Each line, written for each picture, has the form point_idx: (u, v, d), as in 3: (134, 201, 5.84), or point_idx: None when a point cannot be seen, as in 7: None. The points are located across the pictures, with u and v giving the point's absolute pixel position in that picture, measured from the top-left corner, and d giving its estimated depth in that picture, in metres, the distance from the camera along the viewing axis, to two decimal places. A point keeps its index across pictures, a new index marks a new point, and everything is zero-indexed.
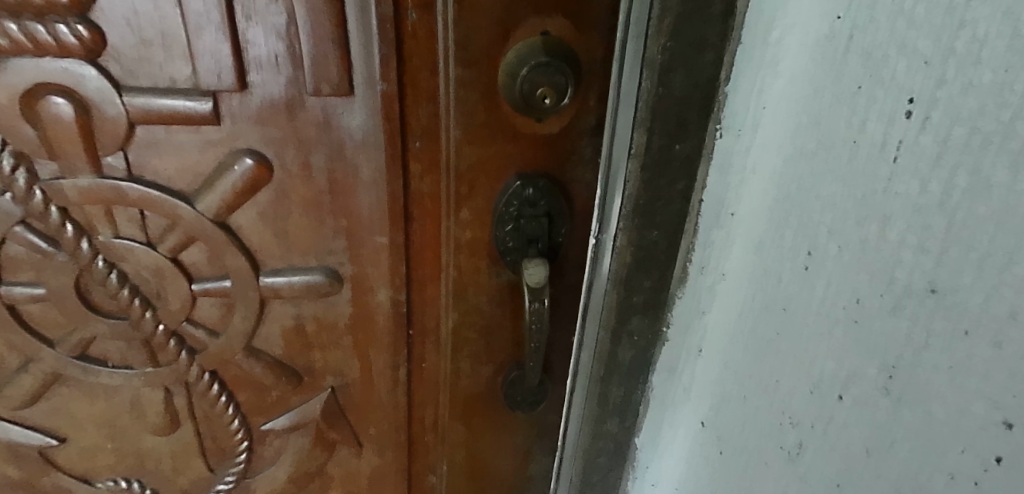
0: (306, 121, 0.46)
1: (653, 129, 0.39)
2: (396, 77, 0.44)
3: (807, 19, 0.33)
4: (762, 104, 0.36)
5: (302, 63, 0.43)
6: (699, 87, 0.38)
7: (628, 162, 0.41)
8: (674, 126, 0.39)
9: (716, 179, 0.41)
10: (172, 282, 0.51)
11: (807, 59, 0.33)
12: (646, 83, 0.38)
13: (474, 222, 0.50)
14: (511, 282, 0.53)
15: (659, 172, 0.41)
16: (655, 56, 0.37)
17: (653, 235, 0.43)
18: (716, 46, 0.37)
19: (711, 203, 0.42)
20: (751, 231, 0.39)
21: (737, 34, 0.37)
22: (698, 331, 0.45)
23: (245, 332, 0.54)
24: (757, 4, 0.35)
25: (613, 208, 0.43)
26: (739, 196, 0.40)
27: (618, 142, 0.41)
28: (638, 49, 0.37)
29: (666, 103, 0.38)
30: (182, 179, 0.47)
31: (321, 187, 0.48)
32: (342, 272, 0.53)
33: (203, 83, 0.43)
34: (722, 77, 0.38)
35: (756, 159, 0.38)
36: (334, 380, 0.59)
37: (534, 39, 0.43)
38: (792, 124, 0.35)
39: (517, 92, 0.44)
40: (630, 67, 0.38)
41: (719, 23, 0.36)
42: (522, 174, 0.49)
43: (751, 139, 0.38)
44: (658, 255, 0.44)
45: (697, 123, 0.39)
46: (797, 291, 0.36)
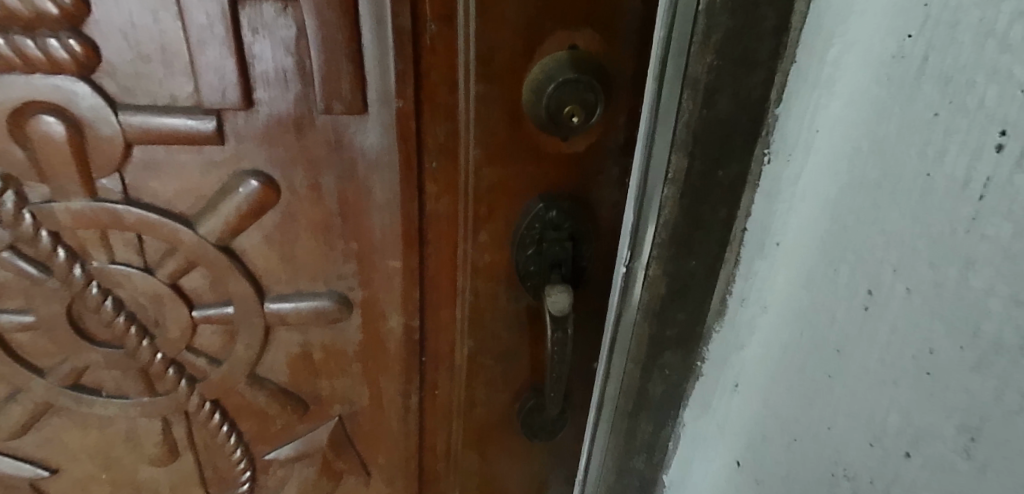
0: (316, 140, 0.43)
1: (694, 153, 0.36)
2: (413, 93, 0.41)
3: (870, 37, 0.30)
4: (815, 127, 0.34)
5: (312, 79, 0.40)
6: (746, 109, 0.35)
7: (664, 189, 0.38)
8: (717, 150, 0.36)
9: (762, 206, 0.38)
10: (171, 308, 0.48)
11: (869, 81, 0.30)
12: (689, 104, 0.35)
13: (493, 244, 0.47)
14: (531, 307, 0.50)
15: (699, 199, 0.38)
16: (699, 75, 0.34)
17: (689, 265, 0.40)
18: (767, 65, 0.34)
19: (755, 232, 0.38)
20: (798, 263, 0.36)
21: (791, 52, 0.33)
22: (734, 367, 0.42)
23: (249, 360, 0.51)
24: (815, 18, 0.32)
25: (645, 238, 0.40)
26: (786, 225, 0.37)
27: (654, 166, 0.38)
28: (679, 67, 0.34)
29: (709, 125, 0.35)
30: (183, 201, 0.44)
31: (331, 209, 0.45)
32: (353, 297, 0.50)
33: (206, 101, 0.40)
34: (772, 97, 0.35)
35: (807, 187, 0.35)
36: (342, 408, 0.56)
37: (561, 53, 0.40)
38: (851, 150, 0.32)
39: (542, 110, 0.41)
40: (669, 87, 0.35)
41: (772, 39, 0.33)
42: (544, 196, 0.46)
43: (802, 166, 0.35)
44: (694, 286, 0.41)
45: (742, 148, 0.36)
46: (855, 334, 0.33)
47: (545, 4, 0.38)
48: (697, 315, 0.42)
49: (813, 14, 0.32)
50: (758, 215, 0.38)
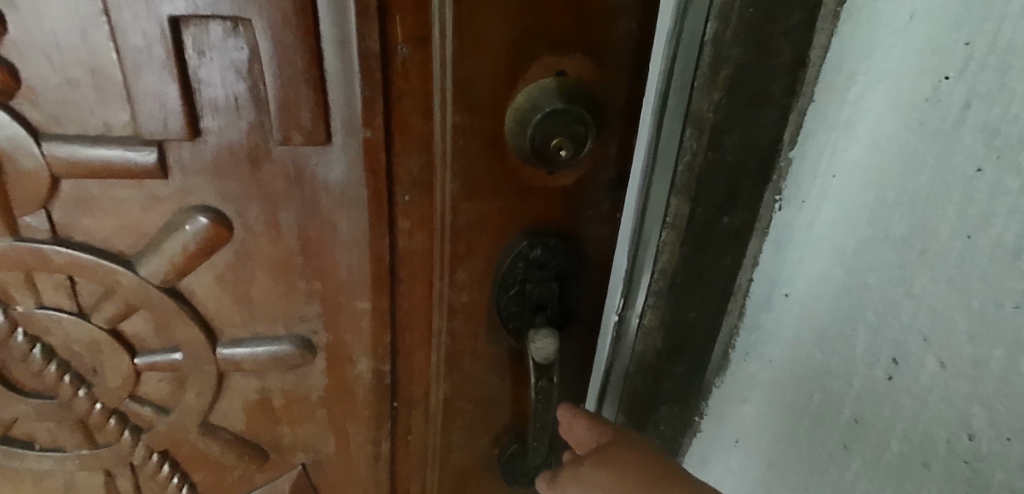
0: (273, 173, 0.38)
1: (697, 199, 0.37)
2: (383, 122, 0.37)
3: (896, 76, 0.29)
4: (832, 172, 0.33)
5: (268, 107, 0.35)
6: (757, 151, 0.34)
7: (662, 231, 0.41)
8: (724, 192, 0.36)
9: (771, 256, 0.36)
10: (110, 355, 0.43)
11: (899, 125, 0.29)
12: (693, 145, 0.36)
13: (472, 284, 0.43)
14: (513, 349, 0.46)
15: (701, 246, 0.38)
16: (705, 111, 0.35)
17: (690, 306, 0.40)
18: (780, 104, 0.32)
19: (762, 282, 0.37)
20: (813, 315, 0.35)
21: (809, 89, 0.32)
22: (733, 421, 0.42)
23: (201, 410, 0.46)
24: (838, 53, 0.30)
25: (641, 285, 0.43)
26: (797, 276, 0.36)
27: (651, 211, 0.41)
28: (681, 102, 0.37)
29: (718, 167, 0.36)
30: (120, 239, 0.39)
31: (292, 247, 0.41)
32: (317, 340, 0.45)
33: (144, 131, 0.35)
34: (787, 139, 0.33)
35: (820, 237, 0.34)
36: (306, 457, 0.51)
37: (547, 80, 0.36)
38: (866, 199, 0.31)
39: (527, 142, 0.36)
40: (670, 122, 0.38)
41: (788, 74, 0.32)
42: (529, 232, 0.41)
43: (815, 215, 0.34)
44: (696, 333, 0.40)
45: (750, 193, 0.35)
46: (874, 396, 0.32)
47: (531, 26, 0.34)
48: (700, 361, 0.41)
49: (836, 47, 0.30)
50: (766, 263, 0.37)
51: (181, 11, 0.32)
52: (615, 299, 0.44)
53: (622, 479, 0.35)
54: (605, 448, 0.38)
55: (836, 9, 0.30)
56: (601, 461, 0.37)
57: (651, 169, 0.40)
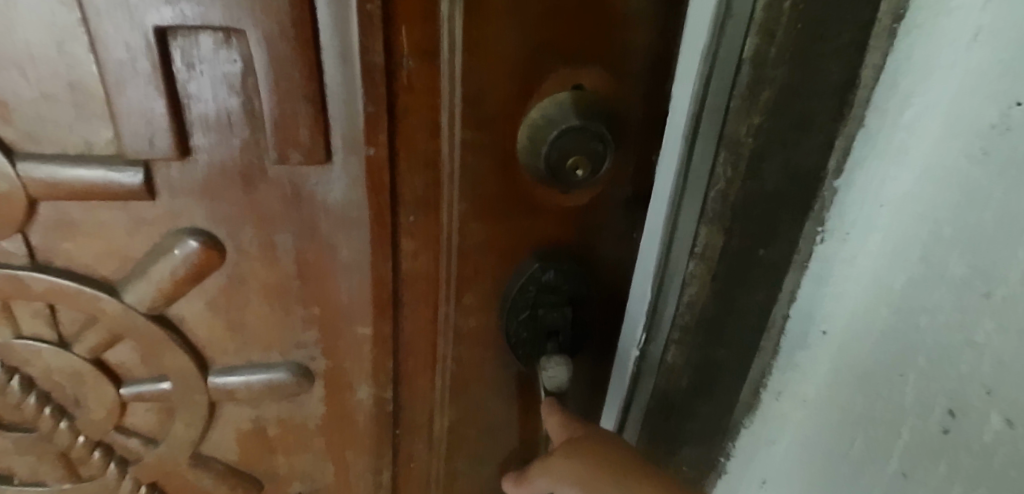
0: (269, 193, 0.35)
1: (731, 231, 0.34)
2: (386, 139, 0.34)
3: (963, 90, 0.25)
4: (881, 201, 0.29)
5: (263, 123, 0.33)
6: (798, 178, 0.31)
7: (689, 262, 0.37)
8: (758, 224, 0.33)
9: (810, 290, 0.33)
10: (94, 386, 0.40)
11: (957, 152, 0.26)
12: (729, 170, 0.33)
13: (479, 308, 0.40)
14: (522, 376, 0.44)
15: (734, 280, 0.36)
16: (741, 136, 0.32)
17: (717, 343, 0.38)
18: (828, 128, 0.29)
19: (799, 318, 0.34)
20: (852, 356, 0.33)
21: (859, 112, 0.28)
22: (763, 462, 0.39)
23: (191, 441, 0.44)
24: (896, 69, 0.27)
25: (666, 315, 0.39)
26: (836, 315, 0.33)
27: (677, 241, 0.37)
28: (714, 124, 0.33)
29: (753, 196, 0.33)
30: (104, 264, 0.36)
31: (288, 270, 0.38)
32: (314, 368, 0.43)
33: (128, 150, 0.32)
34: (832, 166, 0.29)
35: (865, 269, 0.31)
36: (302, 486, 0.49)
37: (562, 94, 0.33)
38: (907, 231, 0.29)
39: (541, 161, 0.34)
40: (702, 145, 0.34)
41: (835, 96, 0.28)
42: (540, 254, 0.39)
43: (863, 246, 0.31)
44: (725, 370, 0.38)
45: (784, 229, 0.32)
46: (921, 447, 0.29)
47: (546, 37, 0.32)
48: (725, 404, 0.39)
49: (888, 68, 0.27)
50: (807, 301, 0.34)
51: (168, 21, 0.29)
52: (640, 333, 0.41)
53: (589, 466, 0.36)
54: (576, 439, 0.38)
55: (891, 26, 0.26)
56: (570, 451, 0.37)
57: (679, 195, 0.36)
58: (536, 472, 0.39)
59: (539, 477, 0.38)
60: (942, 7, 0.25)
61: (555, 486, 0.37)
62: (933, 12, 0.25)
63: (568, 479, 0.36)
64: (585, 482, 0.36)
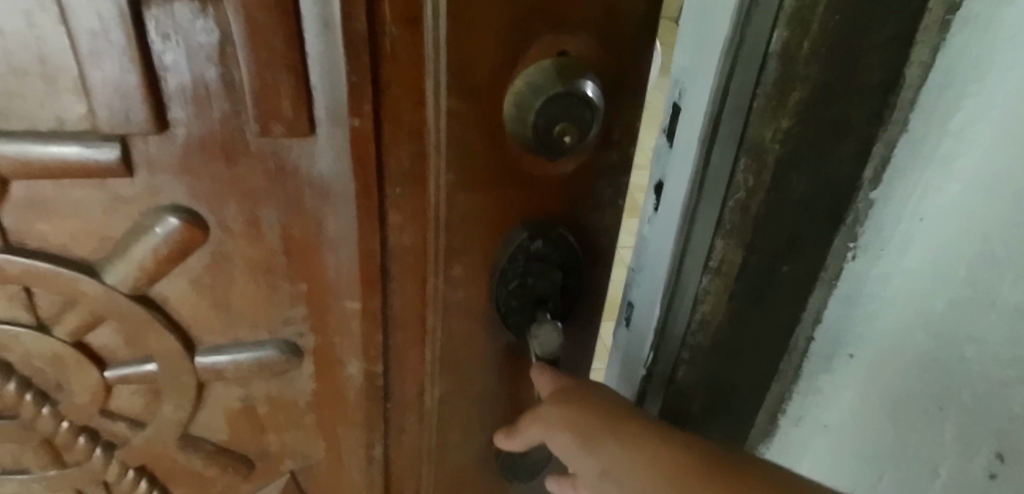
0: (251, 168, 0.35)
1: (754, 242, 0.39)
2: (371, 111, 0.34)
3: (1005, 99, 0.35)
4: (920, 214, 0.41)
5: (243, 95, 0.32)
6: (829, 184, 0.39)
7: (705, 276, 0.40)
8: (785, 242, 0.41)
9: (847, 287, 0.45)
10: (76, 371, 0.39)
11: (1003, 168, 0.36)
12: (749, 180, 0.36)
13: (468, 279, 0.40)
14: (511, 346, 0.44)
15: (759, 279, 0.42)
16: (765, 137, 0.35)
17: (750, 338, 0.46)
18: (864, 133, 0.38)
19: (828, 341, 0.48)
20: (897, 354, 0.45)
21: (900, 115, 0.38)
22: (811, 421, 0.53)
23: (179, 422, 0.43)
24: (942, 76, 0.36)
25: (678, 321, 0.43)
26: (872, 326, 0.46)
27: (692, 250, 0.39)
28: (735, 124, 0.34)
29: (784, 203, 0.38)
30: (80, 243, 0.35)
31: (274, 247, 0.38)
32: (303, 344, 0.42)
33: (104, 124, 0.31)
34: (869, 167, 0.40)
35: (896, 287, 0.44)
36: (294, 463, 0.49)
37: (549, 60, 0.33)
38: (946, 252, 0.40)
39: (529, 128, 0.34)
40: (722, 147, 0.35)
41: (877, 96, 0.36)
42: (529, 224, 0.39)
43: (895, 258, 0.43)
44: (753, 342, 0.46)
45: (811, 251, 0.43)
46: (971, 479, 0.42)
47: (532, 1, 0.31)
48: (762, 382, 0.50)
49: (937, 71, 0.36)
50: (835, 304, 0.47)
51: None
52: (653, 330, 0.44)
53: (583, 413, 0.37)
54: (568, 389, 0.38)
55: (943, 16, 0.34)
56: (562, 399, 0.38)
57: (693, 204, 0.37)
58: (528, 422, 0.39)
59: (529, 427, 0.39)
60: (997, 11, 0.33)
61: (547, 435, 0.38)
62: (990, 10, 0.33)
63: (561, 426, 0.37)
64: (577, 428, 0.37)
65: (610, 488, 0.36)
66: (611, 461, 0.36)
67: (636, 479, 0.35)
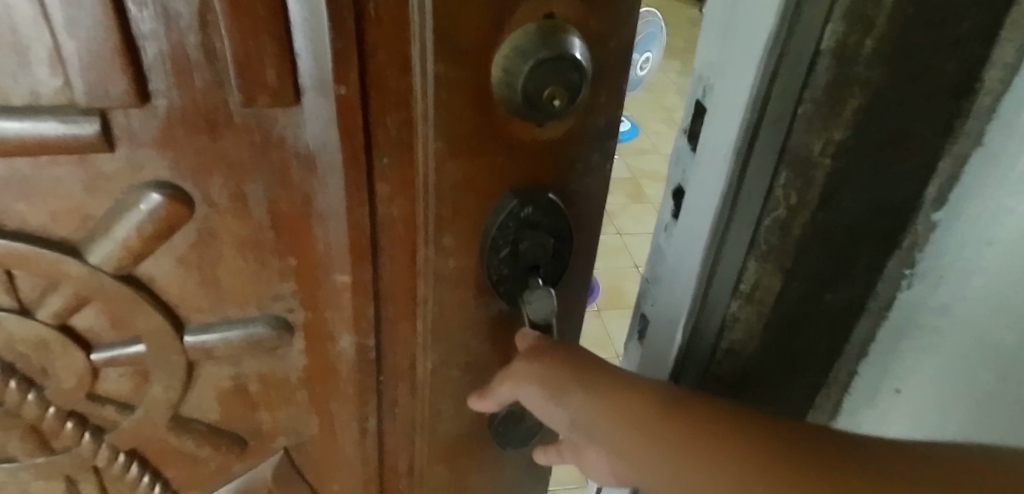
0: (236, 140, 0.34)
1: (793, 261, 0.50)
2: (357, 78, 0.33)
3: None
4: (990, 240, 0.51)
5: (225, 64, 0.31)
6: (876, 205, 0.50)
7: (738, 291, 0.51)
8: (826, 276, 0.53)
9: (922, 297, 0.57)
10: (62, 355, 0.38)
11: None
12: (790, 195, 0.45)
13: (459, 249, 0.40)
14: (501, 314, 0.44)
15: (794, 291, 0.53)
16: (813, 151, 0.43)
17: (791, 342, 0.57)
18: (927, 150, 0.49)
19: (899, 318, 0.59)
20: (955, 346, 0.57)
21: (964, 125, 0.48)
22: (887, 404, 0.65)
23: (170, 403, 0.43)
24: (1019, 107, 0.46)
25: (709, 304, 0.51)
26: (943, 324, 0.57)
27: (730, 238, 0.47)
28: (778, 128, 0.41)
29: (832, 218, 0.48)
30: (60, 223, 0.34)
31: (261, 221, 0.37)
32: (294, 320, 0.42)
33: (82, 98, 0.30)
34: (928, 190, 0.52)
35: (966, 306, 0.55)
36: (287, 440, 0.49)
37: (536, 22, 0.33)
38: (1008, 270, 0.50)
39: (518, 93, 0.34)
40: (758, 153, 0.42)
41: (944, 102, 0.46)
42: (518, 190, 0.39)
43: (956, 275, 0.55)
44: (803, 325, 0.57)
45: (848, 282, 0.56)
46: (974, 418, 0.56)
47: None
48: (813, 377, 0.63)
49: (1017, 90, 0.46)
50: (886, 328, 0.61)
51: None
52: (683, 318, 0.51)
53: (556, 371, 0.39)
54: (542, 346, 0.39)
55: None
56: (534, 356, 0.39)
57: (727, 213, 0.45)
58: (501, 382, 0.41)
59: (503, 386, 0.41)
60: None
61: (517, 392, 0.40)
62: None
63: (535, 383, 0.39)
64: (551, 384, 0.39)
65: (579, 437, 0.39)
66: (577, 410, 0.38)
67: (607, 425, 0.37)
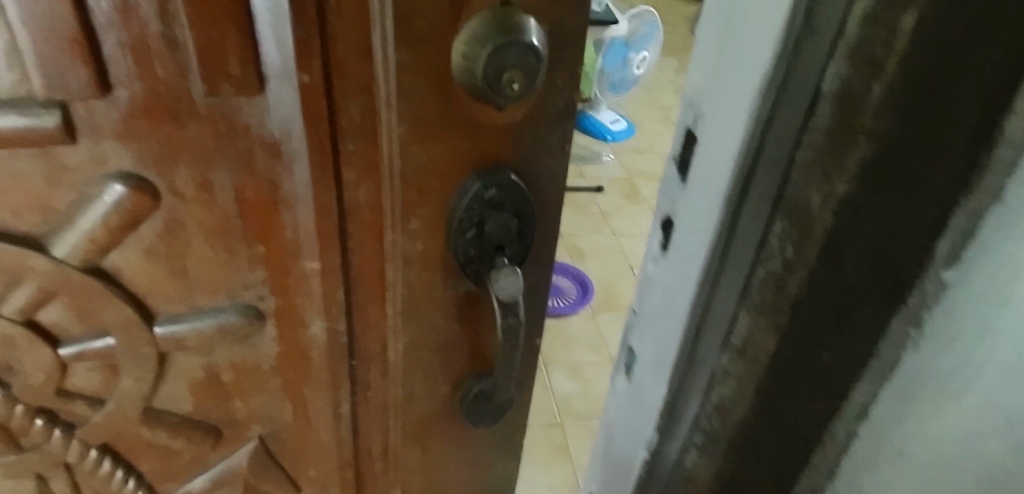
0: (201, 130, 0.34)
1: (801, 312, 0.51)
2: (321, 66, 0.34)
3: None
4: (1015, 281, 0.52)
5: (187, 53, 0.31)
6: (884, 249, 0.48)
7: (728, 338, 0.57)
8: (846, 324, 0.53)
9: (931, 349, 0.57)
10: (28, 351, 0.38)
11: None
12: (785, 248, 0.49)
13: (425, 231, 0.41)
14: (469, 294, 0.46)
15: (801, 341, 0.54)
16: (814, 200, 0.46)
17: (791, 398, 0.58)
18: (941, 209, 0.47)
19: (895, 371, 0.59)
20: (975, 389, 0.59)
21: (988, 177, 0.46)
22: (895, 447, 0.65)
23: (142, 396, 0.43)
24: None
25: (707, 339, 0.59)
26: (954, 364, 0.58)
27: (735, 262, 0.53)
28: (772, 175, 0.48)
29: (834, 283, 0.50)
30: (21, 217, 0.34)
31: (229, 210, 0.38)
32: (264, 307, 0.43)
33: (41, 89, 0.30)
34: (942, 250, 0.50)
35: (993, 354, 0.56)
36: (262, 428, 0.50)
37: (495, 7, 0.34)
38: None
39: (478, 77, 0.35)
40: (758, 193, 0.49)
41: (971, 147, 0.44)
42: (481, 173, 0.40)
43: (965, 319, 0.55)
44: (805, 375, 0.57)
45: (853, 344, 0.55)
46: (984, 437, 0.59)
47: None
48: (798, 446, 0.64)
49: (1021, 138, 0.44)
50: (890, 387, 0.61)
51: None
52: (675, 360, 0.62)
53: None
54: None
55: None
56: None
57: (722, 249, 0.53)
58: None
59: None
60: None
61: None
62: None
63: None
64: None
65: None
66: None
67: None
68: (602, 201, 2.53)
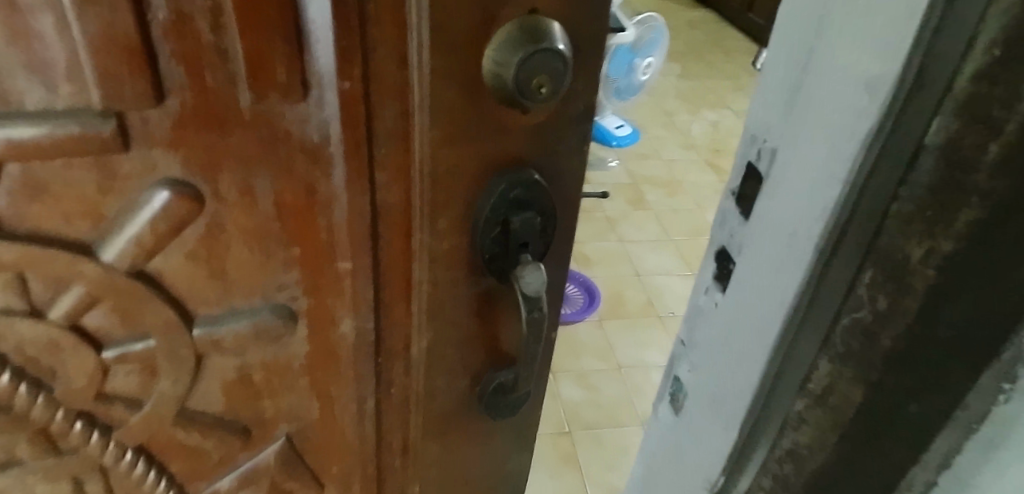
0: (243, 137, 0.36)
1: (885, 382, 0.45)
2: (360, 74, 0.35)
3: None
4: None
5: (236, 64, 0.33)
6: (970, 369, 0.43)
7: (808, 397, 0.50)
8: (910, 407, 0.46)
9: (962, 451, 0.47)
10: (73, 355, 0.39)
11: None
12: (877, 299, 0.43)
13: (452, 231, 0.43)
14: (491, 290, 0.48)
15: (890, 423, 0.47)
16: (920, 174, 0.38)
17: (886, 437, 0.49)
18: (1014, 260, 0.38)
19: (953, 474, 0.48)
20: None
21: None
22: None
23: (178, 396, 0.44)
24: None
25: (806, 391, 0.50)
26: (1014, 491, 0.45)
27: (868, 200, 0.41)
28: (916, 133, 0.37)
29: (926, 369, 0.44)
30: (71, 224, 0.35)
31: (267, 214, 0.39)
32: (296, 308, 0.44)
33: (99, 99, 0.31)
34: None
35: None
36: (289, 427, 0.51)
37: (523, 16, 0.36)
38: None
39: (509, 82, 0.37)
40: (886, 164, 0.39)
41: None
42: (507, 174, 0.42)
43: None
44: (885, 441, 0.49)
45: (938, 419, 0.46)
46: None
47: None
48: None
49: None
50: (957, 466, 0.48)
51: None
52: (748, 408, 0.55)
53: None
54: None
55: None
56: None
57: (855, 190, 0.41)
58: None
59: None
60: None
61: None
62: None
63: None
64: None
65: None
66: None
67: None
68: (610, 207, 2.59)
